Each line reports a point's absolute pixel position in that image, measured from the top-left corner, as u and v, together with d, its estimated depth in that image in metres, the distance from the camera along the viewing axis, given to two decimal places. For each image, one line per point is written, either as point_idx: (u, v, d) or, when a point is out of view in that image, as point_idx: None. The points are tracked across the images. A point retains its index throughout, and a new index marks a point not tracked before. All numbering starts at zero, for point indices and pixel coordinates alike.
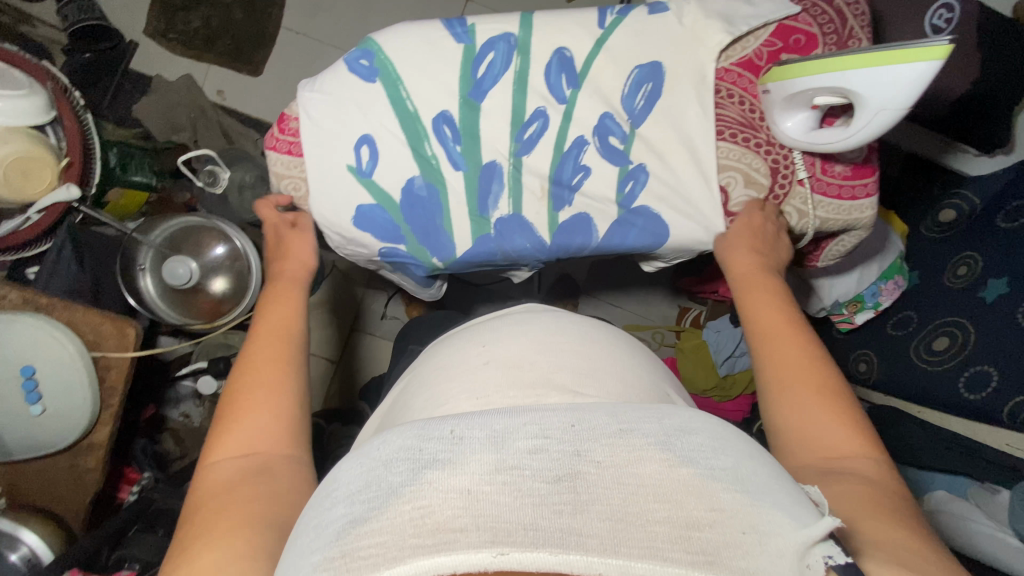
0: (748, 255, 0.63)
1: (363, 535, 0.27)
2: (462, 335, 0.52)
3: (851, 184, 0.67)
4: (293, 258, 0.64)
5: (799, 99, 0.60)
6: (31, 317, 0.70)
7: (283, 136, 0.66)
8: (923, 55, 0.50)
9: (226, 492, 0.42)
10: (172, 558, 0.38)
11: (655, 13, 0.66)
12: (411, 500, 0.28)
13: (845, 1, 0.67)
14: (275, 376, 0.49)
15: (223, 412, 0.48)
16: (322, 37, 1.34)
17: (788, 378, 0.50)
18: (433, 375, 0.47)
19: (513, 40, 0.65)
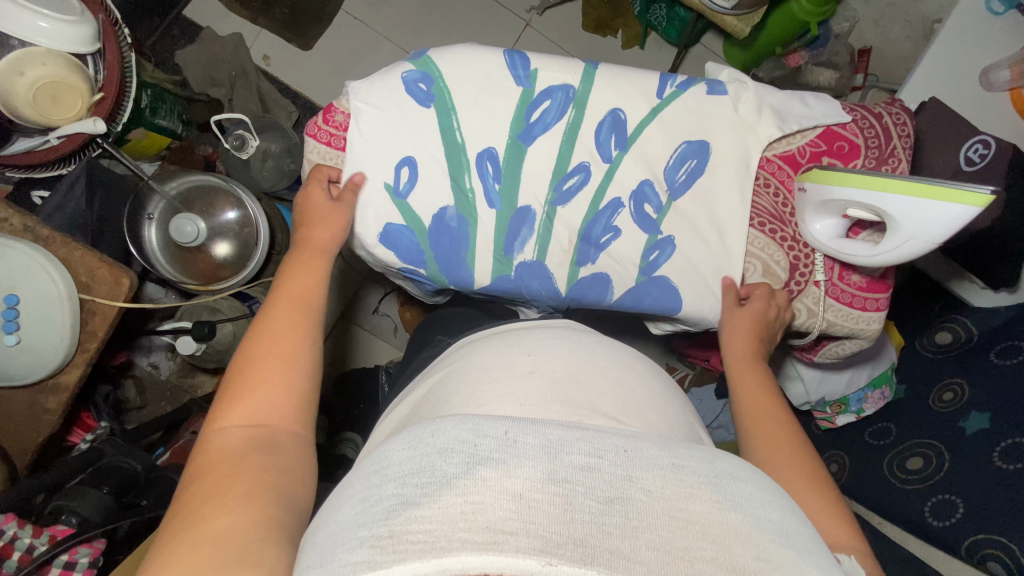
0: (745, 341, 0.64)
1: (412, 520, 0.27)
2: (505, 336, 0.49)
3: (863, 295, 0.69)
4: (325, 225, 0.62)
5: (833, 206, 0.62)
6: (27, 246, 0.68)
7: (326, 126, 0.66)
8: (961, 197, 0.51)
9: (231, 458, 0.42)
10: (178, 522, 0.37)
11: (712, 94, 0.67)
12: (461, 489, 0.27)
13: (894, 119, 0.69)
14: (290, 348, 0.50)
15: (231, 381, 0.48)
16: (378, 27, 1.35)
17: (776, 447, 0.52)
18: (468, 373, 0.45)
19: (572, 92, 0.66)
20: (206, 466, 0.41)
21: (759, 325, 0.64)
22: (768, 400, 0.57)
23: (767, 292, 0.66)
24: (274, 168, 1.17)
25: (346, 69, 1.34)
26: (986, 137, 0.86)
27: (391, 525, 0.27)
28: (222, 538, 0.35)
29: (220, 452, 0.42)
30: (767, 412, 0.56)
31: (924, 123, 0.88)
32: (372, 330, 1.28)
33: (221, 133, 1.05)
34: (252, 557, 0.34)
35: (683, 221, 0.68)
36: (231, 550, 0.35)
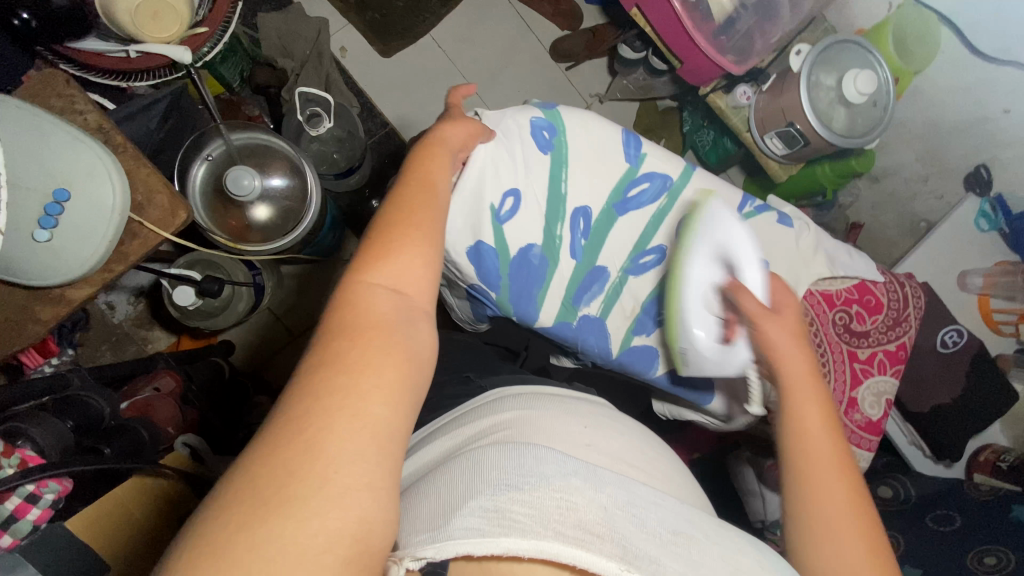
0: (798, 350, 0.58)
1: (517, 505, 0.41)
2: (566, 399, 0.60)
3: (861, 434, 0.77)
4: (460, 126, 0.62)
5: (711, 309, 0.65)
6: (98, 148, 0.64)
7: None
8: (709, 222, 0.66)
9: (377, 326, 0.45)
10: (330, 365, 0.42)
11: (781, 224, 0.76)
12: (556, 491, 0.42)
13: (910, 290, 0.81)
14: (428, 237, 0.53)
15: (374, 244, 0.50)
16: (458, 62, 1.42)
17: (840, 509, 0.50)
18: (533, 410, 0.56)
19: (669, 182, 0.74)
20: (349, 326, 0.44)
21: (799, 326, 0.60)
22: (835, 441, 0.53)
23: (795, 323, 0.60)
24: (316, 152, 1.18)
25: (414, 87, 1.39)
26: (960, 328, 1.02)
27: (503, 503, 0.41)
28: (372, 419, 0.40)
29: (367, 312, 0.46)
30: (830, 458, 0.52)
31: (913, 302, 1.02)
32: None
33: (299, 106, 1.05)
34: (388, 433, 0.41)
35: None
36: (373, 425, 0.40)
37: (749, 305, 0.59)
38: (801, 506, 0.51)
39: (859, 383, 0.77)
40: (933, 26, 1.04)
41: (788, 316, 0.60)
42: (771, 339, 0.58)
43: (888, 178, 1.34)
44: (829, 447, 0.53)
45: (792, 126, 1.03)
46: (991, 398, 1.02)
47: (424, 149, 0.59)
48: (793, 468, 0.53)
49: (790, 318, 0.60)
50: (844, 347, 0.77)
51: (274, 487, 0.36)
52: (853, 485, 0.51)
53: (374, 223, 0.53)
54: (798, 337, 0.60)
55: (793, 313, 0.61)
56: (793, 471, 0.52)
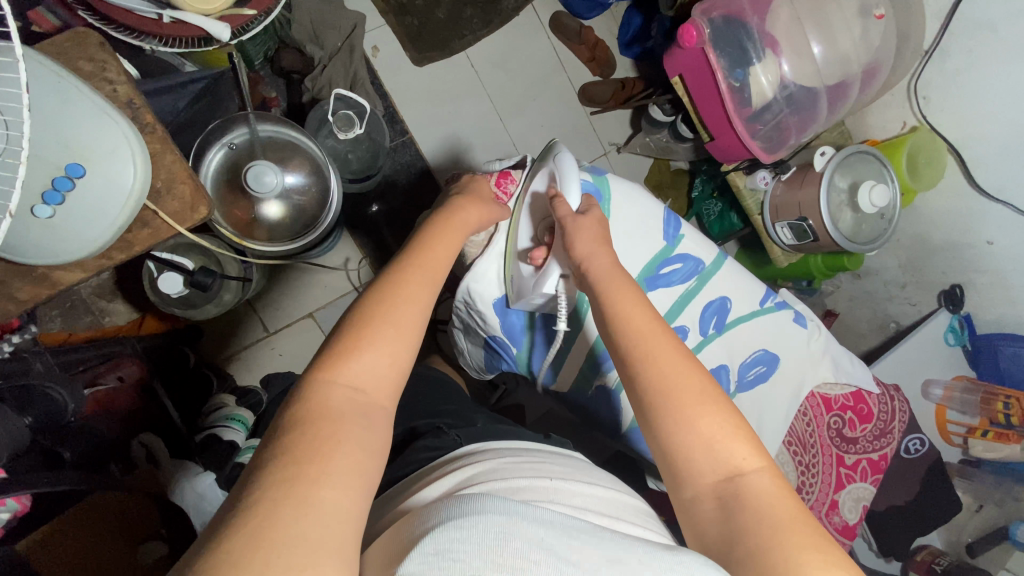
0: (602, 251, 0.62)
1: (454, 542, 0.35)
2: (547, 454, 0.56)
3: (839, 536, 0.78)
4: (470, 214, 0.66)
5: (538, 237, 0.69)
6: (122, 121, 0.57)
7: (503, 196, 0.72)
8: (554, 154, 0.66)
9: (332, 420, 0.44)
10: (280, 464, 0.41)
11: (797, 323, 0.78)
12: (496, 515, 0.36)
13: (899, 404, 0.85)
14: (405, 331, 0.52)
15: (345, 335, 0.50)
16: (488, 86, 1.40)
17: (687, 401, 0.51)
18: (513, 458, 0.52)
19: (702, 267, 0.75)
20: (313, 414, 0.45)
21: (600, 230, 0.63)
22: (667, 346, 0.55)
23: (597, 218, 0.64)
24: (330, 147, 1.11)
25: (440, 101, 1.36)
26: (922, 436, 1.07)
27: (438, 535, 0.36)
28: (331, 510, 0.39)
29: (321, 409, 0.45)
30: (675, 366, 0.53)
31: None
32: None
33: (333, 108, 1.02)
34: (333, 526, 0.38)
35: (737, 412, 0.75)
36: (319, 528, 0.38)
37: (562, 209, 0.63)
38: (662, 416, 0.51)
39: (843, 487, 0.79)
40: (943, 152, 1.13)
41: (594, 218, 0.64)
42: (578, 237, 0.62)
43: (869, 278, 1.39)
44: (665, 354, 0.54)
45: (803, 221, 1.08)
46: (941, 506, 1.08)
47: (441, 230, 0.62)
48: (643, 373, 0.53)
49: (592, 219, 0.63)
50: (835, 450, 0.79)
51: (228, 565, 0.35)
52: (703, 387, 0.53)
53: (351, 312, 0.53)
54: (600, 240, 0.63)
55: (599, 221, 0.64)
56: (646, 391, 0.53)
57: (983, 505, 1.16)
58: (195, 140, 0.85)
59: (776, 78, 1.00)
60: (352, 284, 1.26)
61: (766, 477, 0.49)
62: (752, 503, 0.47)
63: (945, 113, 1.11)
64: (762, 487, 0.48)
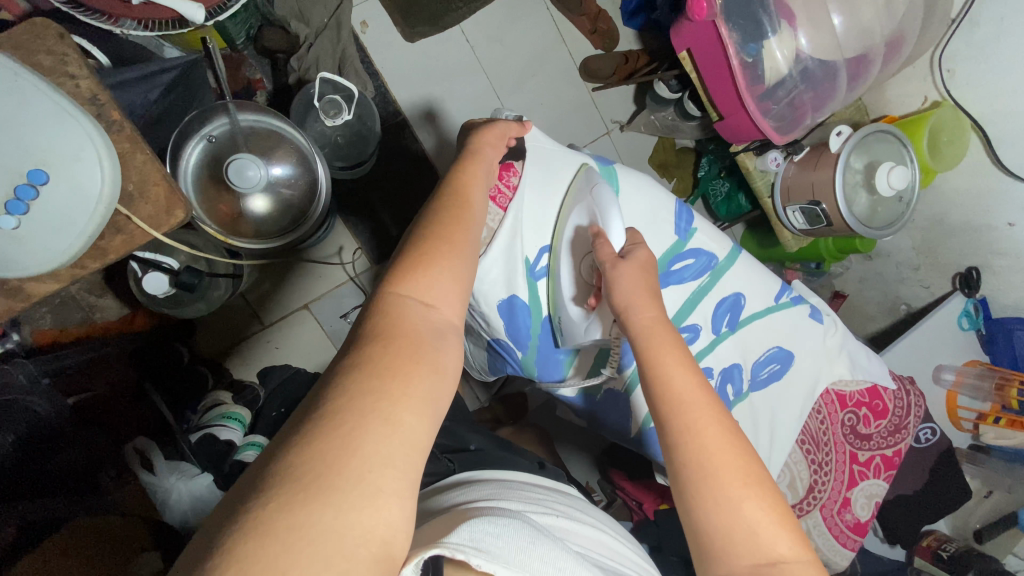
0: (649, 301, 0.57)
1: (488, 532, 0.38)
2: (540, 486, 0.54)
3: (850, 534, 0.76)
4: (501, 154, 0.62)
5: (583, 283, 0.65)
6: (87, 121, 0.53)
7: (504, 189, 0.67)
8: (591, 183, 0.65)
9: (410, 336, 0.43)
10: (336, 398, 0.38)
11: (812, 318, 0.75)
12: (519, 534, 0.39)
13: (915, 398, 0.82)
14: (465, 260, 0.51)
15: (411, 255, 0.49)
16: (483, 62, 1.33)
17: (723, 470, 0.49)
18: (523, 486, 0.53)
19: (715, 261, 0.71)
20: (375, 340, 0.42)
21: (646, 278, 0.59)
22: (714, 414, 0.51)
23: (647, 262, 0.60)
24: (319, 133, 1.06)
25: (436, 79, 1.30)
26: (933, 425, 1.06)
27: (462, 532, 0.38)
28: (407, 432, 0.38)
29: (390, 331, 0.43)
30: (724, 439, 0.50)
31: None
32: (332, 340, 1.22)
33: (320, 93, 0.97)
34: (380, 477, 0.36)
35: (748, 412, 0.72)
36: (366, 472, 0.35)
37: (605, 251, 0.59)
38: (703, 490, 0.48)
39: (855, 484, 0.77)
40: (966, 129, 1.07)
41: (641, 261, 0.60)
42: (622, 285, 0.58)
43: (880, 259, 1.35)
44: (714, 422, 0.50)
45: (818, 205, 1.03)
46: (950, 494, 1.07)
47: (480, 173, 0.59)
48: (675, 425, 0.51)
49: (636, 266, 0.58)
50: (848, 447, 0.77)
51: (318, 470, 0.34)
52: (747, 462, 0.50)
53: (404, 246, 0.51)
54: (647, 288, 0.59)
55: (646, 265, 0.59)
56: (686, 463, 0.49)
57: (991, 492, 1.17)
58: (173, 132, 0.81)
59: (792, 52, 0.94)
60: (348, 276, 1.23)
61: (808, 569, 0.47)
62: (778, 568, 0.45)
63: (969, 87, 1.05)
64: (802, 575, 0.46)
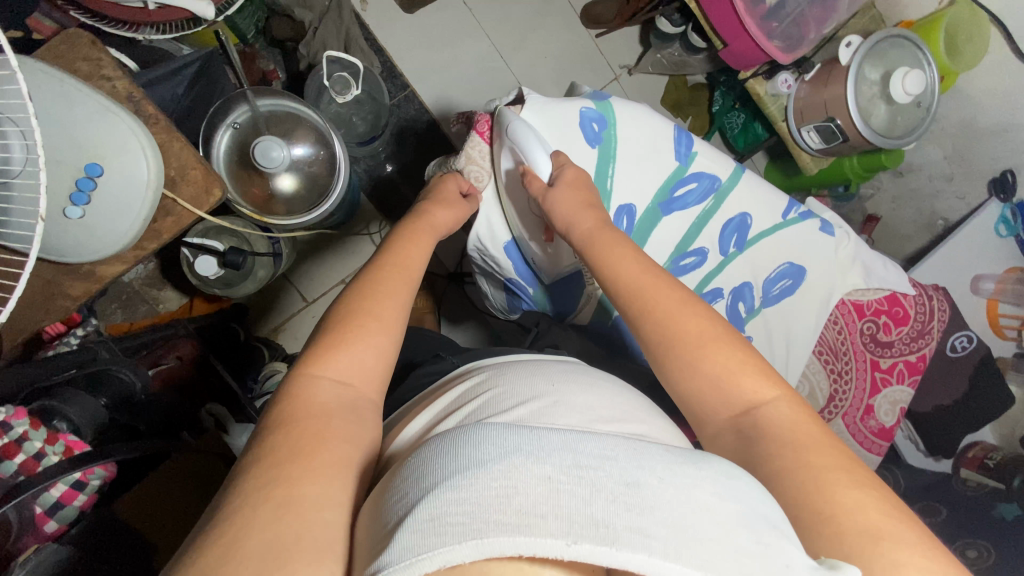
0: (584, 213, 0.62)
1: (448, 501, 0.29)
2: (538, 365, 0.49)
3: (874, 439, 0.79)
4: (448, 209, 0.65)
5: (532, 219, 0.70)
6: (128, 118, 0.60)
7: (494, 127, 0.67)
8: (507, 125, 0.63)
9: (314, 417, 0.44)
10: (262, 468, 0.39)
11: (823, 231, 0.75)
12: (495, 443, 0.31)
13: (939, 304, 0.81)
14: (385, 317, 0.53)
15: (330, 334, 0.50)
16: (485, 24, 1.35)
17: (702, 357, 0.50)
18: (519, 382, 0.45)
19: (718, 184, 0.72)
20: (292, 418, 0.43)
21: (580, 194, 0.63)
22: (688, 309, 0.53)
23: (577, 178, 0.63)
24: (337, 114, 1.12)
25: (439, 47, 1.32)
26: (971, 334, 1.05)
27: (435, 473, 0.31)
28: (316, 492, 0.38)
29: (307, 406, 0.45)
30: (678, 307, 0.53)
31: None
32: None
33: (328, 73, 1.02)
34: (316, 530, 0.36)
35: (763, 327, 0.75)
36: (301, 529, 0.35)
37: (535, 185, 0.63)
38: (671, 355, 0.51)
39: (878, 391, 0.79)
40: (984, 23, 1.03)
41: (570, 181, 0.63)
42: (559, 211, 0.62)
43: (912, 175, 1.31)
44: (664, 296, 0.54)
45: (832, 122, 1.01)
46: (993, 402, 1.06)
47: (409, 232, 0.61)
48: (676, 376, 0.51)
49: (567, 187, 0.62)
50: (868, 356, 0.79)
51: (216, 549, 0.34)
52: (703, 321, 0.52)
53: (320, 327, 0.52)
54: (584, 203, 0.63)
55: (576, 182, 0.63)
56: (647, 331, 0.53)
57: None
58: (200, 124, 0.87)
59: None
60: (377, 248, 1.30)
61: (785, 406, 0.48)
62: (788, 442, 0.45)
63: None
64: (781, 415, 0.47)
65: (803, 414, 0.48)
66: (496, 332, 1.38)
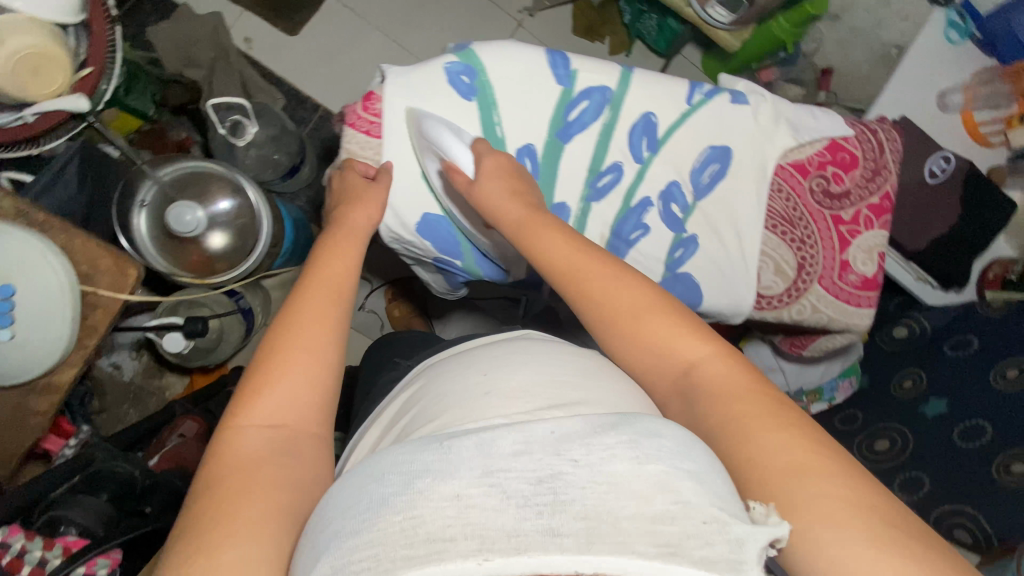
0: (516, 200, 0.60)
1: (354, 547, 0.31)
2: (470, 361, 0.53)
3: (858, 293, 0.76)
4: (363, 208, 0.61)
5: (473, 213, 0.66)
6: (21, 232, 0.62)
7: (365, 114, 0.65)
8: (420, 121, 0.63)
9: (244, 470, 0.44)
10: (192, 538, 0.40)
11: (736, 103, 0.72)
12: (396, 477, 0.34)
13: (886, 136, 0.77)
14: (314, 342, 0.51)
15: (257, 372, 0.50)
16: (371, 17, 1.32)
17: (641, 328, 0.50)
18: (445, 389, 0.50)
19: (609, 93, 0.68)
20: (225, 474, 0.44)
21: (511, 183, 0.61)
22: (623, 284, 0.52)
23: (502, 164, 0.62)
24: (257, 157, 1.12)
25: (336, 56, 1.31)
26: (947, 154, 1.00)
27: (345, 515, 0.33)
28: (245, 552, 0.39)
29: (236, 459, 0.45)
30: (612, 282, 0.52)
31: None
32: (366, 332, 1.38)
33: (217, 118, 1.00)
34: None
35: (705, 220, 0.73)
36: None
37: (459, 179, 0.61)
38: (608, 330, 0.52)
39: (849, 244, 0.75)
40: None
41: (495, 170, 0.61)
42: (487, 199, 0.60)
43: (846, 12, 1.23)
44: (614, 285, 0.52)
45: None
46: (988, 213, 1.01)
47: (327, 247, 0.58)
48: (605, 333, 0.52)
49: (489, 176, 0.60)
50: (827, 213, 0.74)
51: None
52: (646, 295, 0.52)
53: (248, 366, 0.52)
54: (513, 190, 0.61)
55: (508, 170, 0.62)
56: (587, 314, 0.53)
57: None
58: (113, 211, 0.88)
59: None
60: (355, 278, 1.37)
61: (716, 364, 0.48)
62: (704, 392, 0.46)
63: None
64: (715, 374, 0.47)
65: (741, 371, 0.47)
66: (487, 312, 1.39)
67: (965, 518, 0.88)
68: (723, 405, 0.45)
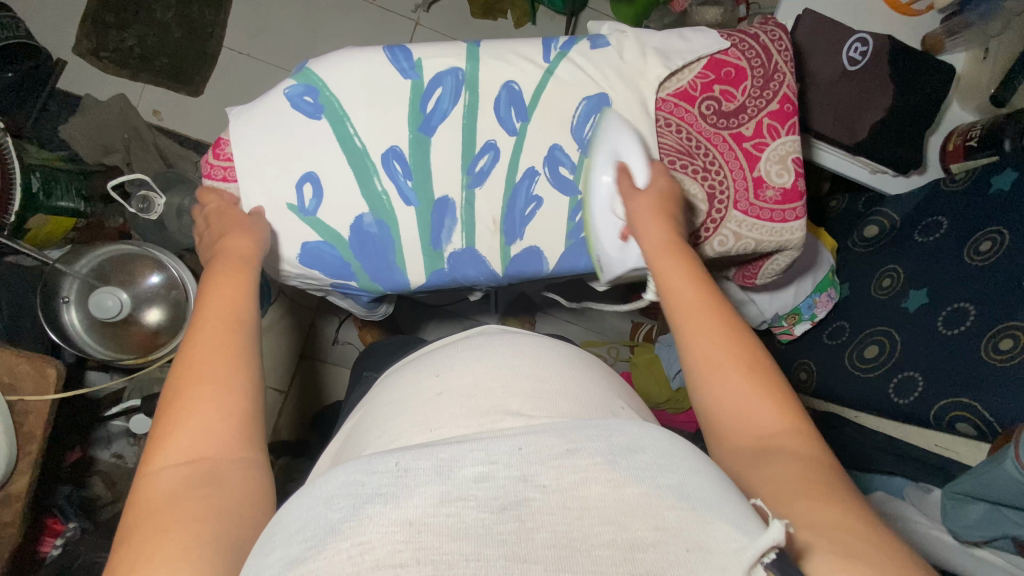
0: (655, 224, 0.56)
1: None
2: (419, 366, 0.49)
3: (782, 208, 0.71)
4: (238, 234, 0.59)
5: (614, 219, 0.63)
6: None
7: (218, 162, 0.64)
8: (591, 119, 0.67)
9: (161, 509, 0.37)
10: None
11: (596, 47, 0.69)
12: (345, 499, 0.29)
13: (771, 37, 0.72)
14: (219, 364, 0.46)
15: (163, 408, 0.43)
16: (268, 58, 1.33)
17: (727, 377, 0.44)
18: (387, 405, 0.46)
19: (462, 74, 0.66)
20: (141, 520, 0.37)
21: (663, 204, 0.58)
22: (730, 335, 0.45)
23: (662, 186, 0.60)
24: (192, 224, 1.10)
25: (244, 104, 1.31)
26: (864, 35, 0.93)
27: (291, 550, 0.27)
28: None
29: (153, 501, 0.38)
30: (720, 325, 0.46)
31: (804, 38, 0.95)
32: (346, 364, 1.38)
33: (121, 198, 0.97)
34: None
35: None
36: None
37: (624, 183, 0.60)
38: (706, 387, 0.44)
39: (758, 159, 0.71)
40: None
41: (660, 192, 0.59)
42: (639, 216, 0.58)
43: None
44: (711, 333, 0.46)
45: None
46: (927, 83, 0.93)
47: (218, 276, 0.53)
48: (698, 385, 0.45)
49: (649, 194, 0.58)
50: (724, 134, 0.70)
51: None
52: (744, 348, 0.45)
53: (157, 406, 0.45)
54: (665, 214, 0.58)
55: (661, 195, 0.59)
56: (689, 358, 0.46)
57: (989, 48, 0.97)
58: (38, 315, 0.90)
59: None
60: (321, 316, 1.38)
61: (804, 441, 0.40)
62: (783, 462, 0.39)
63: None
64: (800, 449, 0.40)
65: (821, 451, 0.40)
66: (458, 314, 1.38)
67: (965, 411, 0.84)
68: (763, 483, 0.38)
